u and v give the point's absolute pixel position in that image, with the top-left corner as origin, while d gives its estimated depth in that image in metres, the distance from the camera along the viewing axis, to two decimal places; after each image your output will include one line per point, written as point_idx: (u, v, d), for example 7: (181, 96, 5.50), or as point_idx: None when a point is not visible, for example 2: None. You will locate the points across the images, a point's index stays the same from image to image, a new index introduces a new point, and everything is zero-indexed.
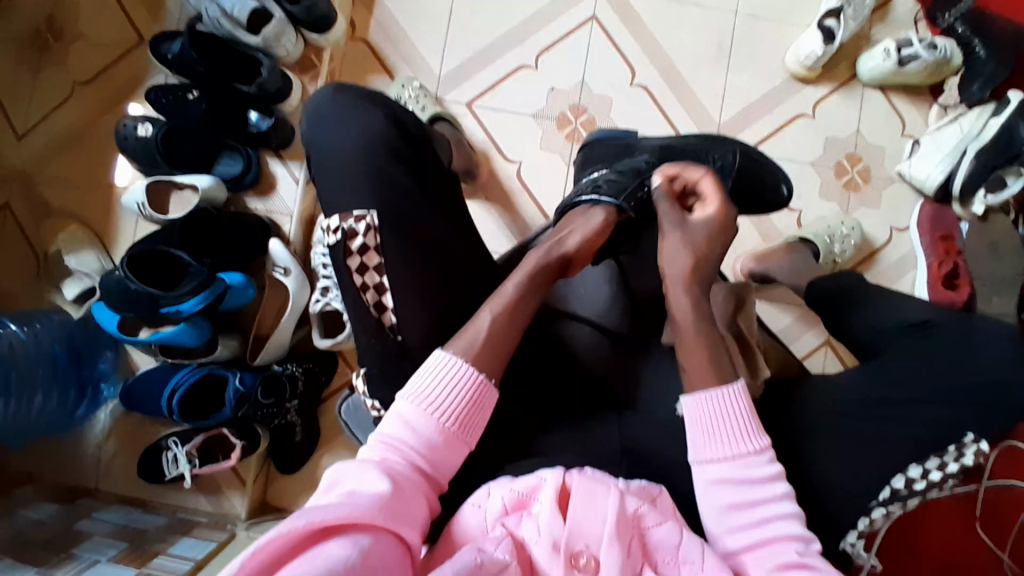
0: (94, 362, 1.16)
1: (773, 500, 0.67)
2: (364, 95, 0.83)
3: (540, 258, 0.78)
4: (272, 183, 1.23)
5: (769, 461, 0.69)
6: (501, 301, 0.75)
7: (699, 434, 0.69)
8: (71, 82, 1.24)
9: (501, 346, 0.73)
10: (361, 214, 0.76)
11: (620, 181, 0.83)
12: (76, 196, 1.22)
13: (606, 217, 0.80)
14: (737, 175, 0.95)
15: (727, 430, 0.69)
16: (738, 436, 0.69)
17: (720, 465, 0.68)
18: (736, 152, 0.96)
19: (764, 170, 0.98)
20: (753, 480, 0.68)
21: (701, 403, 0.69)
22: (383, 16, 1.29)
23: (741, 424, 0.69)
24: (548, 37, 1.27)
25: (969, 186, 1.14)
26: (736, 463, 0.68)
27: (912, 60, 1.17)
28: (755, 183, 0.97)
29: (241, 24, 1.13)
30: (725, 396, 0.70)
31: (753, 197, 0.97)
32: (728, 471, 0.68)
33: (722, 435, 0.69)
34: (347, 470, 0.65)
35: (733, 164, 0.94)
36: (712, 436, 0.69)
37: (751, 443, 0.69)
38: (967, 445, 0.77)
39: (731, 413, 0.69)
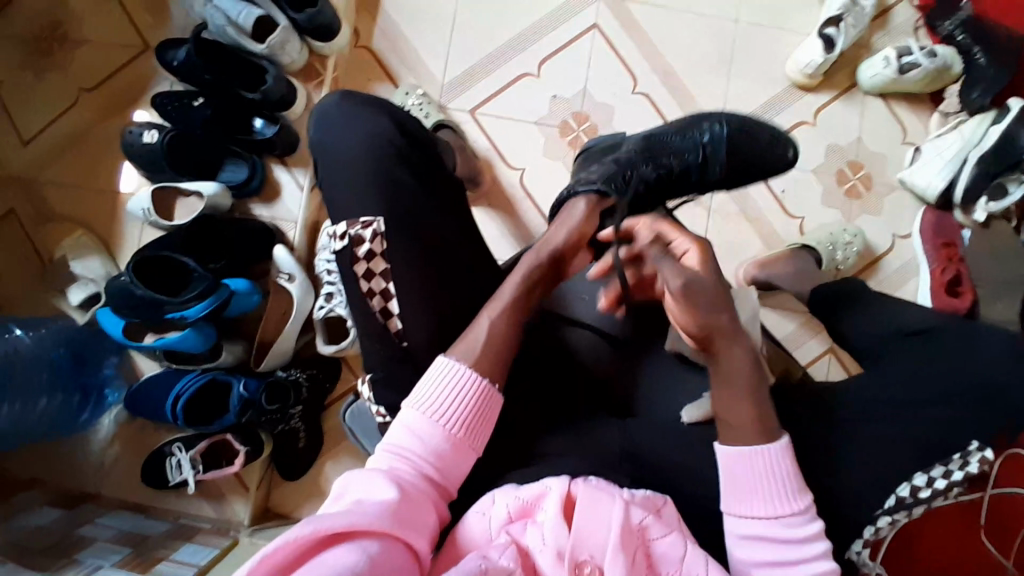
0: (99, 367, 1.17)
1: (812, 559, 0.68)
2: (369, 103, 0.83)
3: (534, 259, 0.81)
4: (277, 190, 1.23)
5: (810, 519, 0.69)
6: (500, 304, 0.76)
7: (736, 491, 0.70)
8: (77, 89, 1.24)
9: (500, 346, 0.74)
10: (367, 221, 0.77)
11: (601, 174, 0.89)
12: (83, 202, 1.22)
13: (588, 205, 0.85)
14: (731, 145, 0.97)
15: (768, 488, 0.69)
16: (781, 495, 0.69)
17: (757, 522, 0.69)
18: (724, 122, 0.98)
19: (759, 135, 0.99)
20: (793, 538, 0.68)
21: (742, 459, 0.70)
22: (387, 24, 1.30)
23: (783, 482, 0.70)
24: (550, 45, 1.28)
25: (971, 194, 1.15)
26: (776, 521, 0.69)
27: (912, 68, 1.18)
28: (753, 148, 0.98)
29: (246, 32, 1.15)
30: (768, 455, 0.70)
31: (756, 163, 0.99)
32: (766, 528, 0.69)
33: (762, 493, 0.69)
34: (355, 480, 0.66)
35: (721, 134, 0.96)
36: (749, 493, 0.70)
37: (792, 503, 0.69)
38: (972, 453, 0.76)
39: (772, 472, 0.70)
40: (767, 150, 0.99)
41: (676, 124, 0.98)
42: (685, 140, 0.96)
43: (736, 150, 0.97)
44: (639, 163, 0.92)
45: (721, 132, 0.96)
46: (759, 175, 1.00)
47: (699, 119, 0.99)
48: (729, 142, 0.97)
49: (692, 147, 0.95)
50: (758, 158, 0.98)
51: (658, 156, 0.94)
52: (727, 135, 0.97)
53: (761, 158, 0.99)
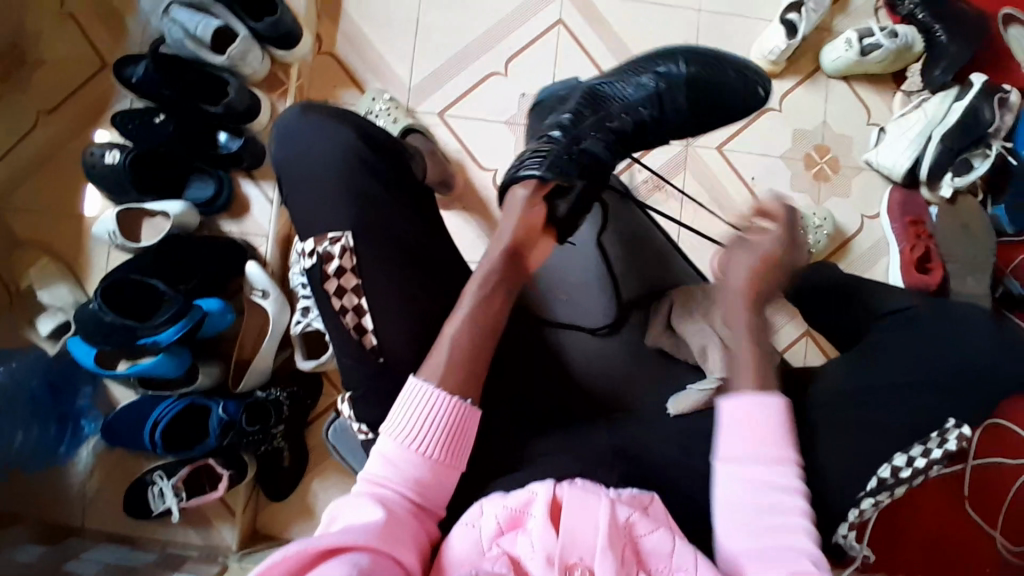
0: (73, 397, 1.14)
1: (789, 512, 0.67)
2: (335, 114, 0.82)
3: (492, 263, 0.77)
4: (245, 205, 1.21)
5: (795, 475, 0.69)
6: (460, 315, 0.74)
7: (728, 434, 0.70)
8: (35, 111, 1.21)
9: (469, 362, 0.72)
10: (336, 235, 0.76)
11: (550, 151, 0.81)
12: (46, 228, 1.19)
13: (530, 189, 0.79)
14: (690, 85, 0.95)
15: (762, 437, 0.69)
16: (772, 444, 0.69)
17: (739, 467, 0.69)
18: (682, 60, 0.96)
19: (721, 75, 0.97)
20: (773, 489, 0.68)
21: (738, 405, 0.70)
22: (349, 29, 1.28)
23: (776, 433, 0.69)
24: (516, 44, 1.27)
25: (937, 170, 1.17)
26: (763, 468, 0.68)
27: (875, 49, 1.19)
28: (715, 87, 0.96)
29: (205, 44, 1.12)
30: (764, 400, 0.70)
31: (720, 105, 0.97)
32: (750, 475, 0.68)
33: (753, 439, 0.69)
34: (344, 505, 0.66)
35: (676, 72, 0.95)
36: (738, 438, 0.69)
37: (780, 452, 0.69)
38: (949, 430, 0.78)
39: (766, 421, 0.70)
40: (734, 88, 0.97)
41: (630, 66, 0.97)
42: (637, 90, 0.93)
43: (695, 91, 0.95)
44: (591, 125, 0.87)
45: (676, 74, 0.94)
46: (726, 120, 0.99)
47: (651, 64, 0.96)
48: (687, 84, 0.94)
49: (643, 100, 0.92)
50: (726, 93, 0.97)
51: (607, 111, 0.90)
52: (684, 78, 0.94)
53: (725, 98, 0.97)
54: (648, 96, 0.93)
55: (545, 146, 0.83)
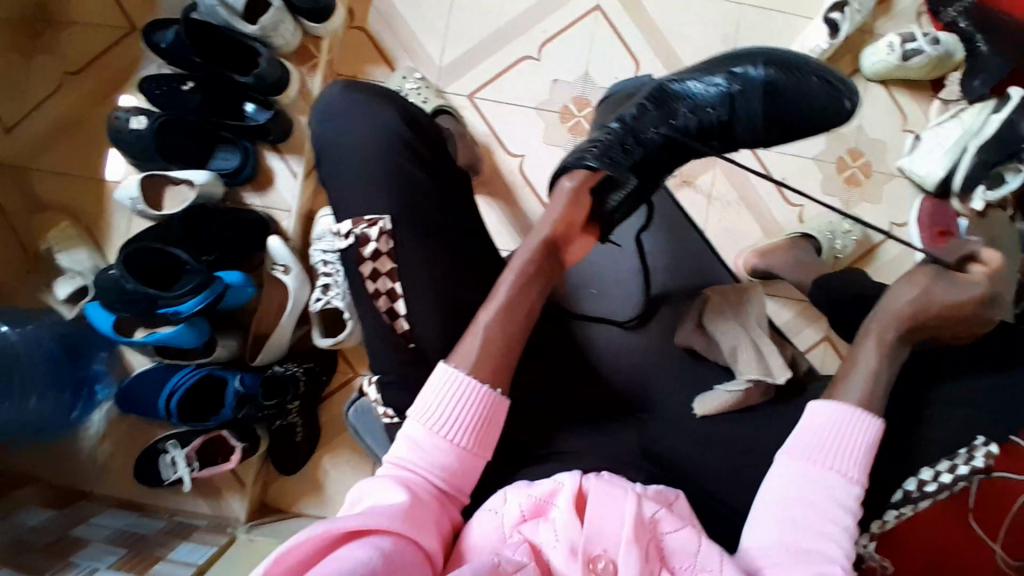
0: (88, 363, 1.13)
1: (839, 525, 0.68)
2: (377, 92, 0.80)
3: (526, 252, 0.76)
4: (270, 178, 1.19)
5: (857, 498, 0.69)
6: (495, 303, 0.74)
7: (810, 436, 0.72)
8: (59, 73, 1.18)
9: (504, 357, 0.72)
10: (373, 219, 0.74)
11: (603, 141, 0.82)
12: (66, 191, 1.17)
13: (578, 180, 0.79)
14: (766, 90, 0.86)
15: (839, 448, 0.71)
16: (847, 458, 0.70)
17: (806, 470, 0.70)
18: (762, 64, 0.87)
19: (803, 80, 0.87)
20: (831, 500, 0.69)
21: (832, 412, 0.72)
22: (382, 3, 1.25)
23: (856, 451, 0.71)
24: (551, 28, 1.25)
25: (970, 181, 1.15)
26: (826, 475, 0.70)
27: (915, 55, 1.17)
28: (796, 96, 0.87)
29: (237, 12, 1.08)
30: (855, 415, 0.72)
31: (801, 117, 0.88)
32: (809, 475, 0.70)
33: (829, 443, 0.71)
34: (368, 488, 0.66)
35: (755, 78, 0.86)
36: (819, 444, 0.71)
37: (850, 471, 0.70)
38: (978, 447, 0.77)
39: (847, 435, 0.71)
40: (817, 102, 0.87)
41: (706, 67, 0.90)
42: (709, 90, 0.86)
43: (774, 100, 0.86)
44: (653, 122, 0.85)
45: (755, 78, 0.86)
46: (808, 132, 0.90)
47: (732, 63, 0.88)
48: (765, 91, 0.86)
49: (715, 100, 0.86)
50: (805, 105, 0.87)
51: (673, 110, 0.86)
52: (765, 84, 0.86)
53: (807, 109, 0.87)
54: (721, 98, 0.86)
55: (600, 138, 0.83)
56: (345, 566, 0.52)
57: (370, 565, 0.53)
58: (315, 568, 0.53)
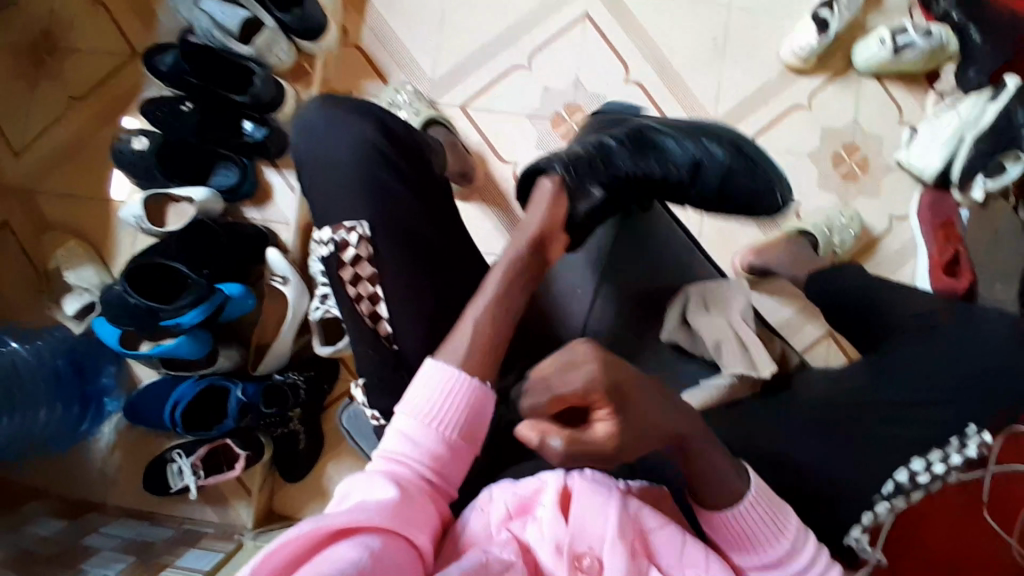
0: (97, 377, 1.17)
1: (818, 574, 0.66)
2: (351, 105, 0.82)
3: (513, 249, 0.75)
4: (269, 192, 1.23)
5: (804, 538, 0.66)
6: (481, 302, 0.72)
7: (726, 546, 0.65)
8: (65, 97, 1.24)
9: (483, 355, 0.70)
10: (352, 225, 0.76)
11: (576, 155, 0.80)
12: (74, 211, 1.22)
13: (555, 182, 0.76)
14: (728, 173, 0.90)
15: (755, 534, 0.64)
16: (772, 536, 0.64)
17: (754, 567, 0.65)
18: (730, 148, 0.92)
19: (760, 172, 0.93)
20: (791, 569, 0.65)
21: (725, 520, 0.64)
22: (374, 20, 1.28)
23: (768, 525, 0.64)
24: (541, 37, 1.27)
25: (968, 173, 1.12)
26: (773, 561, 0.65)
27: (908, 48, 1.16)
28: (746, 187, 0.92)
29: (232, 34, 1.14)
30: (739, 516, 0.64)
31: (749, 190, 0.93)
32: (766, 568, 0.65)
33: (751, 543, 0.64)
34: (355, 484, 0.64)
35: (722, 158, 0.90)
36: (739, 545, 0.65)
37: (780, 541, 0.64)
38: (970, 435, 0.76)
39: (753, 524, 0.64)
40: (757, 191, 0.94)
41: (684, 128, 0.92)
42: (682, 149, 0.88)
43: (728, 181, 0.91)
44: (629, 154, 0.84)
45: (722, 157, 0.90)
46: (743, 212, 0.95)
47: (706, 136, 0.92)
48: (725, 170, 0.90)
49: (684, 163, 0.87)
50: (750, 195, 0.93)
51: (645, 151, 0.86)
52: (730, 166, 0.91)
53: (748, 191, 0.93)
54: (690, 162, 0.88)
55: (573, 152, 0.82)
56: (333, 568, 0.51)
57: (359, 566, 0.52)
58: (302, 569, 0.51)
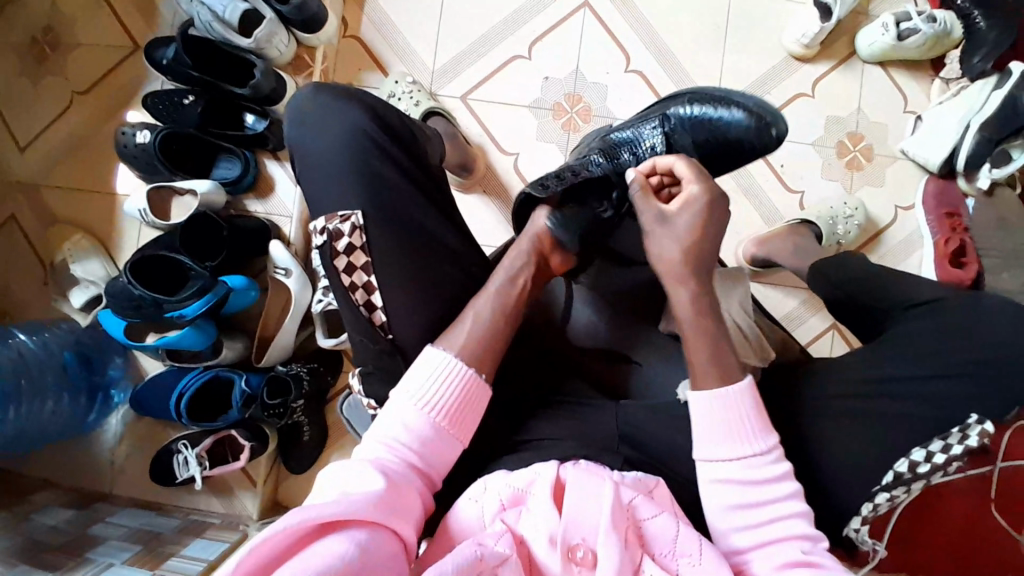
0: (104, 368, 1.18)
1: (784, 499, 0.65)
2: (346, 92, 0.81)
3: (518, 249, 0.78)
4: (270, 185, 1.23)
5: (777, 460, 0.66)
6: (487, 296, 0.74)
7: (702, 434, 0.67)
8: (69, 91, 1.25)
9: (491, 339, 0.72)
10: (346, 214, 0.76)
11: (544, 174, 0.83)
12: (80, 205, 1.23)
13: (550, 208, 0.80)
14: (696, 126, 0.86)
15: (736, 428, 0.66)
16: (748, 434, 0.66)
17: (724, 466, 0.66)
18: (688, 101, 0.88)
19: (730, 110, 0.85)
20: (759, 481, 0.65)
21: (711, 401, 0.66)
22: (374, 11, 1.28)
23: (751, 421, 0.66)
24: (541, 27, 1.26)
25: (974, 161, 1.12)
26: (745, 463, 0.66)
27: (911, 34, 1.15)
28: (723, 133, 0.85)
29: (233, 27, 1.14)
30: (728, 396, 0.66)
31: (726, 138, 0.85)
32: (738, 473, 0.65)
33: (729, 434, 0.66)
34: (344, 469, 0.64)
35: (682, 116, 0.87)
36: (716, 436, 0.66)
37: (759, 443, 0.66)
38: (971, 425, 0.74)
39: (737, 413, 0.66)
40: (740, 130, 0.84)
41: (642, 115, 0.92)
42: (641, 132, 0.89)
43: (702, 131, 0.86)
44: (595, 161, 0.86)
45: (680, 115, 0.87)
46: (740, 159, 0.86)
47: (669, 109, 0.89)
48: (691, 126, 0.86)
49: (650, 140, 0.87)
50: (731, 138, 0.85)
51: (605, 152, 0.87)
52: (692, 119, 0.86)
53: (735, 138, 0.84)
54: (656, 136, 0.87)
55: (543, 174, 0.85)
56: (320, 566, 0.51)
57: (348, 565, 0.52)
58: (290, 565, 0.51)
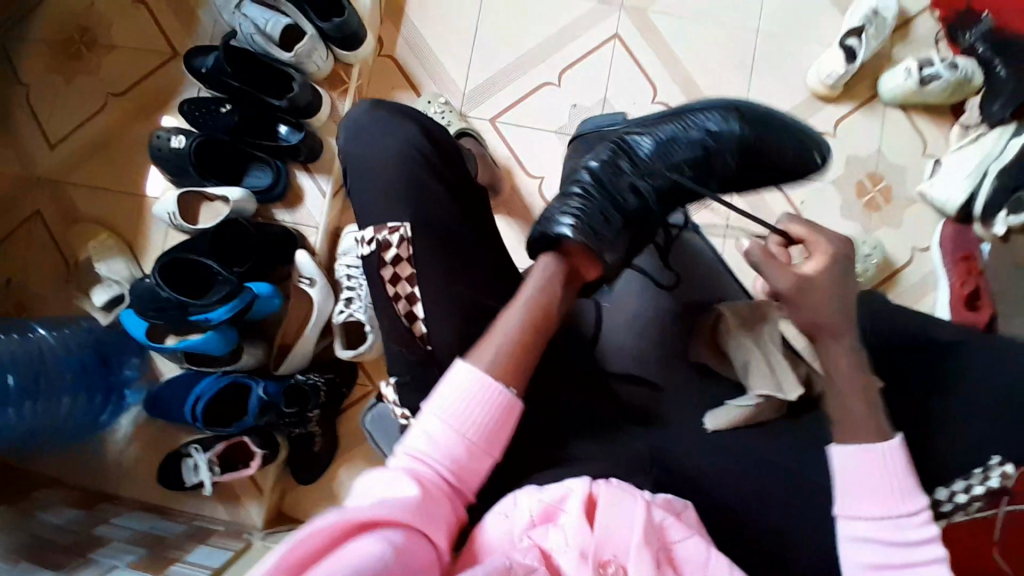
0: (121, 368, 1.17)
1: (930, 562, 0.65)
2: (400, 111, 0.84)
3: (550, 262, 0.77)
4: (300, 196, 1.24)
5: (927, 523, 0.66)
6: (521, 304, 0.74)
7: (848, 489, 0.68)
8: (105, 93, 1.27)
9: (518, 356, 0.71)
10: (395, 225, 0.78)
11: (590, 210, 0.80)
12: (107, 205, 1.24)
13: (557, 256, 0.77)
14: (740, 151, 0.90)
15: (888, 487, 0.67)
16: (898, 494, 0.67)
17: (867, 524, 0.66)
18: (732, 119, 0.91)
19: (778, 138, 0.91)
20: (905, 542, 0.65)
21: (856, 455, 0.68)
22: (411, 33, 1.31)
23: (904, 482, 0.67)
24: (572, 55, 1.29)
25: (991, 207, 1.13)
26: (891, 524, 0.66)
27: (934, 80, 1.18)
28: (768, 151, 0.91)
29: (273, 40, 1.16)
30: (882, 452, 0.67)
31: (774, 166, 0.92)
32: (883, 532, 0.66)
33: (878, 492, 0.67)
34: (377, 479, 0.64)
35: (729, 134, 0.90)
36: (862, 492, 0.67)
37: (907, 502, 0.66)
38: (993, 467, 0.75)
39: (886, 472, 0.67)
40: (793, 147, 0.92)
41: (682, 117, 0.91)
42: (687, 140, 0.89)
43: (748, 154, 0.90)
44: (633, 180, 0.86)
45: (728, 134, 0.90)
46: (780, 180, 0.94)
47: (702, 120, 0.90)
48: (738, 146, 0.90)
49: (692, 159, 0.88)
50: (779, 163, 0.92)
51: (647, 172, 0.87)
52: (738, 141, 0.90)
53: (787, 162, 0.92)
54: (701, 148, 0.89)
55: (580, 203, 0.81)
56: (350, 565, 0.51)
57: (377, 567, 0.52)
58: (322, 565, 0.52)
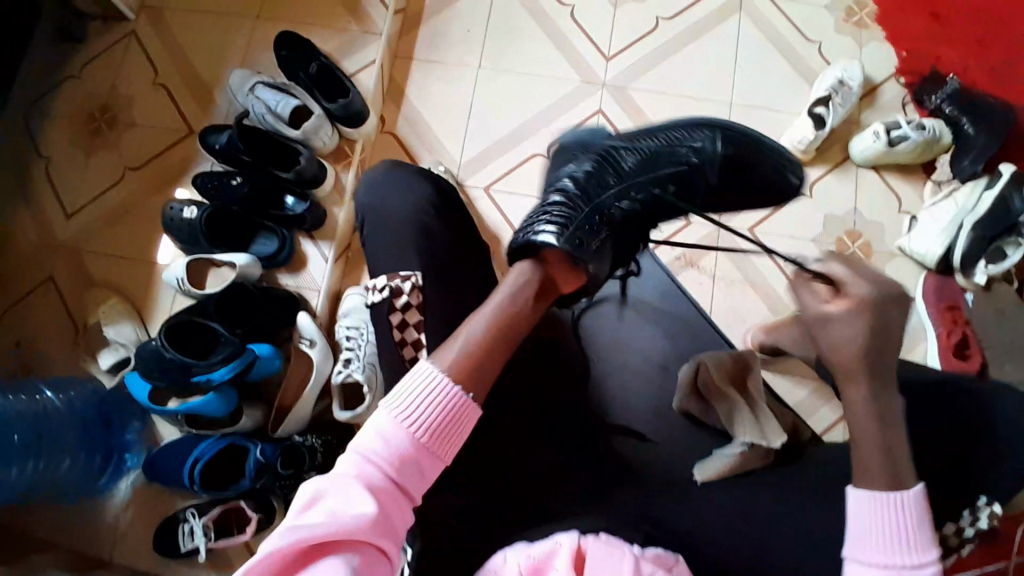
0: (122, 431, 1.19)
1: None
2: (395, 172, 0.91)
3: (522, 275, 0.79)
4: (303, 261, 1.29)
5: None
6: (491, 310, 0.75)
7: (854, 528, 0.66)
8: (122, 167, 1.35)
9: (486, 367, 0.70)
10: (408, 274, 0.82)
11: (575, 216, 0.83)
12: (117, 272, 1.30)
13: (537, 264, 0.80)
14: (721, 162, 1.00)
15: (893, 534, 0.64)
16: (907, 543, 0.64)
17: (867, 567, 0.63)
18: (716, 137, 1.00)
19: (757, 153, 1.04)
20: None
21: (865, 498, 0.66)
22: (410, 111, 1.41)
23: (914, 533, 0.64)
24: (561, 127, 1.38)
25: (969, 257, 1.18)
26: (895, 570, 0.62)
27: (901, 141, 1.25)
28: (749, 167, 1.03)
29: (283, 119, 1.28)
30: (892, 497, 0.65)
31: (751, 179, 1.03)
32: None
33: (881, 537, 0.64)
34: (327, 478, 0.62)
35: (713, 150, 0.99)
36: (867, 534, 0.65)
37: (916, 554, 0.63)
38: (981, 507, 0.78)
39: (897, 519, 0.65)
40: (770, 165, 1.05)
41: (662, 137, 0.99)
42: (673, 154, 0.97)
43: (729, 168, 1.01)
44: (615, 192, 0.90)
45: (711, 150, 0.99)
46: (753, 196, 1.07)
47: (685, 135, 0.99)
48: (721, 161, 1.00)
49: (673, 173, 0.96)
50: (757, 174, 1.04)
51: (628, 185, 0.91)
52: (720, 154, 0.99)
53: (761, 175, 1.05)
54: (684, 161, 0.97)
55: (562, 209, 0.84)
56: None
57: None
58: None
